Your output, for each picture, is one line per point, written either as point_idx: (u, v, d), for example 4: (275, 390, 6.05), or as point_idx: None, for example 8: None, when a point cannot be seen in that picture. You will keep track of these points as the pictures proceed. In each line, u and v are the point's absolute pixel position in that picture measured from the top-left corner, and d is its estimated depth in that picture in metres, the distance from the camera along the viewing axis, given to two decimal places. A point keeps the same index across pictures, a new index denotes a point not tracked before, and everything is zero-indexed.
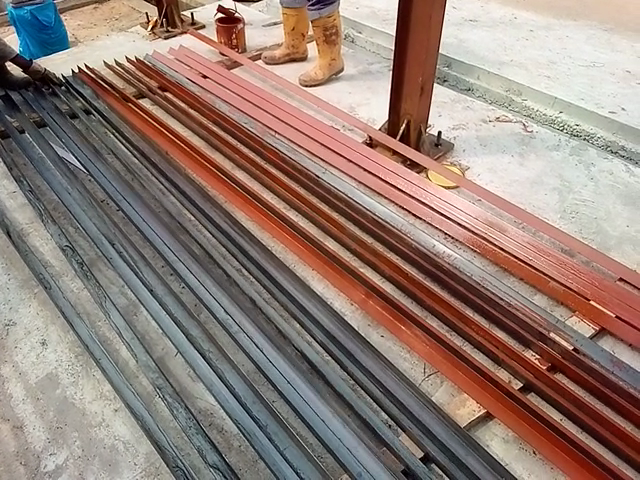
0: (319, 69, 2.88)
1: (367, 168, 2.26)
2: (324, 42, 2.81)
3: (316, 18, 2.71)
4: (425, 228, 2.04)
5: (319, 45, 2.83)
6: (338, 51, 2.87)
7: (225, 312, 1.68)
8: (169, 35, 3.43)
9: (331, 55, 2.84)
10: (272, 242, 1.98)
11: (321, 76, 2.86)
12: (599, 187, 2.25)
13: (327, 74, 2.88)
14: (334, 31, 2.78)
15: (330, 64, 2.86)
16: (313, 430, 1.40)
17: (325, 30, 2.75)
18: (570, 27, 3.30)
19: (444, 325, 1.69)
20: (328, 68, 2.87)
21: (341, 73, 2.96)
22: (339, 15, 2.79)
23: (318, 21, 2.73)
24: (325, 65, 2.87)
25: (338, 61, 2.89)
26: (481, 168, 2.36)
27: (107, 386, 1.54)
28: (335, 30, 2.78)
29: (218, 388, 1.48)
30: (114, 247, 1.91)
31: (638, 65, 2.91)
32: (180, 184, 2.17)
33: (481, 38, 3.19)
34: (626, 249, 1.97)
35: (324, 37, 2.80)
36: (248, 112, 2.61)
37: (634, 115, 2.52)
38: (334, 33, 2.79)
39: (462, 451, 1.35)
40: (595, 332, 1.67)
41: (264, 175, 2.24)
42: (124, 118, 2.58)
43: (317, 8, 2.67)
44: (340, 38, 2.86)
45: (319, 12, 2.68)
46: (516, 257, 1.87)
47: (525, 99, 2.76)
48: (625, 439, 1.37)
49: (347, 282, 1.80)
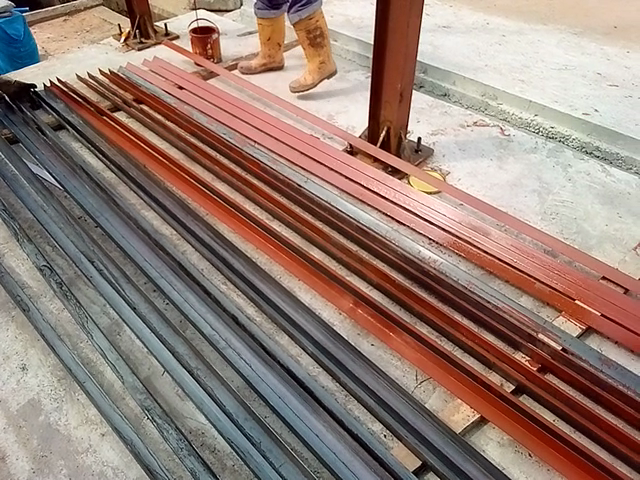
0: (309, 74, 2.86)
1: (349, 175, 2.25)
2: (309, 46, 2.80)
3: (297, 21, 2.70)
4: (410, 233, 2.04)
5: (305, 50, 2.83)
6: (327, 53, 2.84)
7: (211, 327, 1.65)
8: (143, 46, 3.39)
9: (319, 58, 2.82)
10: (257, 253, 1.95)
11: (311, 80, 2.83)
12: (577, 188, 2.29)
13: (317, 78, 2.85)
14: (318, 33, 2.76)
15: (319, 68, 2.84)
16: (308, 445, 1.38)
17: (308, 32, 2.74)
18: (540, 31, 3.36)
19: (433, 331, 1.69)
20: (318, 72, 2.85)
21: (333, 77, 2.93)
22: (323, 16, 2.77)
23: (299, 24, 2.72)
24: (315, 69, 2.85)
25: (328, 64, 2.87)
26: (461, 173, 2.38)
27: (92, 410, 1.49)
28: (319, 31, 2.76)
29: (208, 406, 1.45)
30: (94, 265, 1.86)
31: (608, 67, 2.97)
32: (160, 197, 2.13)
33: (455, 44, 3.23)
34: (607, 248, 2.00)
35: (309, 41, 2.79)
36: (226, 122, 2.58)
37: (607, 116, 2.56)
38: (318, 35, 2.77)
39: (458, 458, 1.34)
40: (582, 331, 1.68)
41: (245, 186, 2.21)
42: (100, 132, 2.53)
43: (296, 11, 2.66)
44: (327, 40, 2.84)
45: (299, 15, 2.68)
46: (501, 260, 1.88)
47: (500, 103, 2.78)
48: (618, 436, 1.39)
49: (335, 291, 1.78)
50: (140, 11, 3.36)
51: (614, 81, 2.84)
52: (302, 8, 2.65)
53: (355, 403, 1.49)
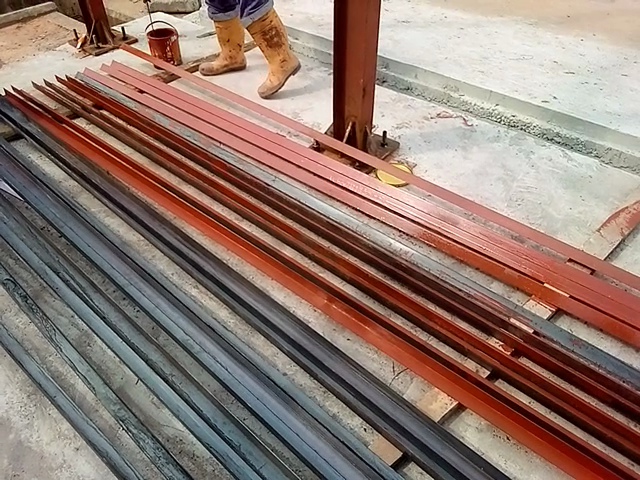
0: (273, 75, 2.82)
1: (317, 172, 2.24)
2: (268, 47, 2.78)
3: (250, 24, 2.69)
4: (380, 227, 2.05)
5: (265, 52, 2.81)
6: (286, 51, 2.81)
7: (184, 332, 1.62)
8: (100, 51, 3.32)
9: (280, 57, 2.79)
10: (227, 254, 1.93)
11: (276, 81, 2.79)
12: (540, 174, 2.33)
13: (282, 78, 2.81)
14: (274, 33, 2.75)
15: (282, 67, 2.80)
16: (289, 444, 1.37)
17: (264, 34, 2.73)
18: (497, 23, 3.42)
19: (408, 322, 1.70)
20: (281, 71, 2.81)
21: (298, 72, 2.87)
22: (276, 15, 2.75)
23: (254, 27, 2.71)
24: (277, 69, 2.81)
25: (291, 61, 2.82)
26: (428, 164, 2.40)
27: (65, 424, 1.45)
28: (275, 31, 2.75)
29: (185, 412, 1.43)
30: (60, 276, 1.81)
31: (564, 55, 3.04)
32: (125, 203, 2.09)
33: (415, 38, 3.26)
34: (571, 230, 2.05)
35: (266, 42, 2.78)
36: (190, 124, 2.54)
37: (565, 103, 2.62)
38: (274, 35, 2.76)
39: (438, 446, 1.35)
40: (552, 312, 1.72)
41: (213, 187, 2.18)
42: (59, 139, 2.46)
43: (248, 13, 2.65)
44: (285, 39, 2.82)
45: (251, 18, 2.66)
46: (470, 248, 1.90)
47: (462, 94, 2.81)
48: (591, 413, 1.42)
49: (308, 288, 1.77)
50: (96, 16, 3.29)
51: (571, 69, 2.91)
52: (254, 10, 2.64)
53: (334, 400, 1.49)
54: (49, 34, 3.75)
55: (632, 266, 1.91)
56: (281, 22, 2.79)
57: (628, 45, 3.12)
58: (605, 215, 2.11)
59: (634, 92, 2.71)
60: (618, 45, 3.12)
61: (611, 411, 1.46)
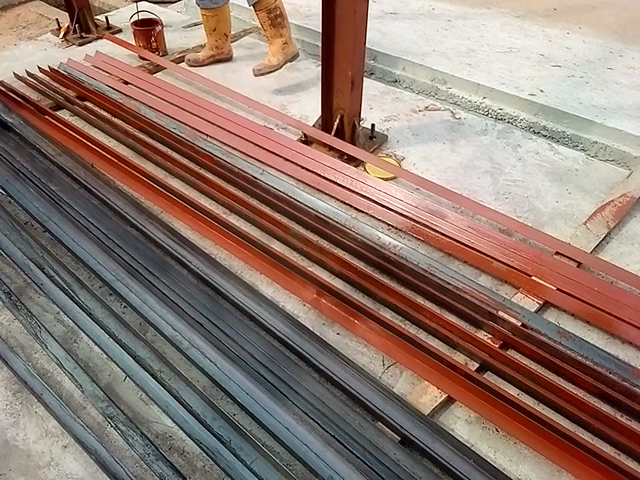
0: (273, 55, 2.95)
1: (304, 165, 2.23)
2: (271, 27, 2.85)
3: (257, 4, 2.73)
4: (369, 220, 2.05)
5: (266, 31, 2.88)
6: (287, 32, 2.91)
7: (172, 328, 1.60)
8: (83, 41, 3.26)
9: (282, 39, 2.90)
10: (216, 249, 1.92)
11: (276, 62, 2.93)
12: (527, 167, 2.34)
13: (281, 59, 2.95)
14: (278, 14, 2.81)
15: (282, 49, 2.93)
16: (279, 439, 1.37)
17: (269, 15, 2.78)
18: (484, 15, 3.42)
19: (397, 315, 1.70)
20: (281, 53, 2.95)
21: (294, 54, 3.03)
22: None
23: (260, 6, 2.75)
24: (278, 50, 2.94)
25: (291, 45, 2.96)
26: (416, 157, 2.40)
27: (52, 422, 1.43)
28: (279, 12, 2.81)
29: (174, 408, 1.42)
30: (45, 272, 1.78)
31: (551, 48, 3.06)
32: (110, 197, 2.05)
33: (402, 30, 3.24)
34: (558, 223, 2.07)
35: (269, 22, 2.83)
36: (176, 117, 2.50)
37: (552, 96, 2.63)
38: (278, 16, 2.82)
39: (429, 439, 1.36)
40: (539, 305, 1.73)
41: (200, 181, 2.16)
42: (42, 132, 2.41)
43: None
44: (287, 19, 2.89)
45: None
46: (458, 241, 1.91)
47: (450, 87, 2.81)
48: (578, 404, 1.44)
49: (297, 282, 1.77)
50: (79, 6, 3.22)
51: (557, 62, 2.93)
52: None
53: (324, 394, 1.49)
54: (30, 23, 3.67)
55: (617, 259, 1.93)
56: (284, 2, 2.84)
57: (614, 38, 3.14)
58: (591, 208, 2.13)
59: (619, 86, 2.73)
60: (604, 38, 3.14)
61: (598, 402, 1.48)
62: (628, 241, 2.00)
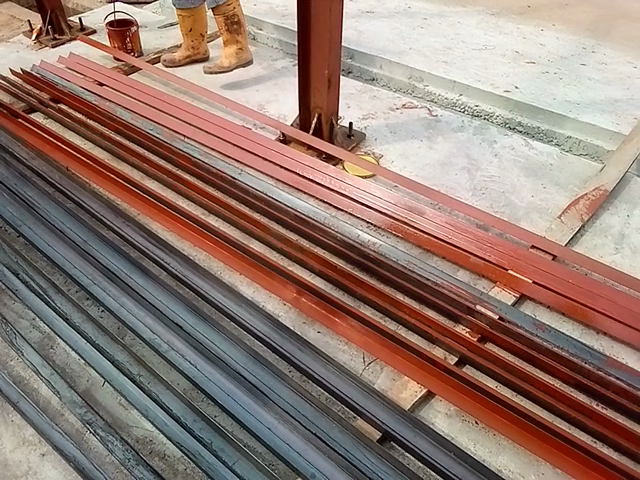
0: (226, 58, 2.95)
1: (283, 164, 2.23)
2: (227, 32, 2.87)
3: (215, 7, 2.76)
4: (348, 219, 2.06)
5: (222, 35, 2.89)
6: (244, 41, 2.94)
7: (151, 331, 1.59)
8: (56, 42, 3.21)
9: (237, 45, 2.92)
10: (194, 250, 1.91)
11: (227, 64, 2.92)
12: (503, 163, 2.37)
13: (234, 64, 2.94)
14: (235, 21, 2.83)
15: (237, 54, 2.93)
16: (261, 439, 1.37)
17: (226, 19, 2.80)
18: (460, 13, 3.45)
19: (377, 312, 1.71)
20: (235, 57, 2.94)
21: (249, 63, 3.03)
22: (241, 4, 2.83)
23: (218, 10, 2.78)
24: (232, 54, 2.93)
25: (245, 53, 2.97)
26: (394, 155, 2.41)
27: (29, 430, 1.41)
28: (236, 19, 2.83)
29: (154, 412, 1.41)
30: (19, 278, 1.75)
31: (525, 45, 3.10)
32: (86, 201, 2.03)
33: (379, 28, 3.26)
34: (534, 218, 2.10)
35: (226, 27, 2.85)
36: (152, 118, 2.48)
37: (527, 93, 2.67)
38: (235, 23, 2.84)
39: (409, 434, 1.38)
40: (516, 298, 1.76)
41: (178, 182, 2.15)
42: (15, 135, 2.37)
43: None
44: (245, 28, 2.92)
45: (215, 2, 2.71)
46: (436, 237, 1.93)
47: (427, 85, 2.84)
48: (555, 395, 1.46)
49: (276, 281, 1.77)
50: (51, 6, 3.18)
51: (532, 58, 2.97)
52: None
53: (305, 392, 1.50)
54: (2, 25, 3.61)
55: (592, 251, 1.97)
56: (244, 11, 2.87)
57: (586, 35, 3.19)
58: (566, 203, 2.17)
59: (592, 81, 2.78)
60: (576, 35, 3.19)
61: (574, 392, 1.51)
62: (602, 233, 2.04)
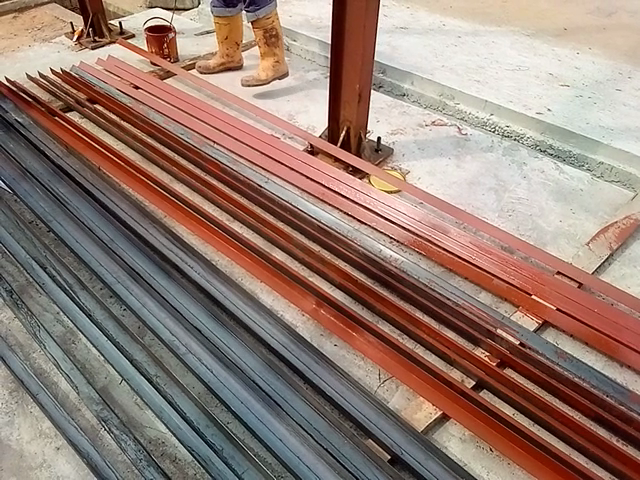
0: (263, 70, 2.90)
1: (309, 175, 2.24)
2: (265, 44, 2.82)
3: (254, 19, 2.71)
4: (371, 233, 2.06)
5: (260, 47, 2.84)
6: (281, 50, 2.86)
7: (170, 333, 1.61)
8: (96, 45, 3.29)
9: (274, 58, 2.86)
10: (217, 255, 1.92)
11: (265, 77, 2.88)
12: (532, 185, 2.34)
13: (271, 76, 2.90)
14: (274, 33, 2.78)
15: (273, 66, 2.88)
16: (271, 450, 1.36)
17: (265, 32, 2.76)
18: (495, 32, 3.44)
19: (395, 329, 1.70)
20: (272, 70, 2.89)
21: (285, 77, 2.98)
22: (279, 16, 2.79)
23: (257, 23, 2.74)
24: (269, 66, 2.88)
25: (282, 65, 2.91)
26: (421, 172, 2.40)
27: (46, 423, 1.43)
28: (275, 32, 2.79)
29: (168, 414, 1.42)
30: (47, 272, 1.79)
31: (560, 67, 3.07)
32: (115, 200, 2.07)
33: (412, 44, 3.27)
34: (561, 243, 2.06)
35: (264, 39, 2.80)
36: (184, 123, 2.52)
37: (560, 116, 2.64)
38: (273, 36, 2.79)
39: (421, 455, 1.36)
40: (539, 325, 1.73)
41: (205, 187, 2.17)
42: (51, 133, 2.44)
43: (253, 10, 2.68)
44: (282, 40, 2.87)
45: (256, 14, 2.69)
46: (460, 257, 1.91)
47: (458, 102, 2.83)
48: (574, 427, 1.43)
49: (297, 292, 1.77)
50: (93, 10, 3.26)
51: (566, 81, 2.94)
52: (259, 8, 2.66)
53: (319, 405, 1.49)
54: (46, 25, 3.72)
55: (619, 281, 1.92)
56: (281, 23, 2.82)
57: (624, 60, 3.15)
58: (595, 229, 2.13)
59: (627, 107, 2.73)
60: (614, 59, 3.15)
61: (594, 425, 1.47)
62: (630, 263, 2.00)
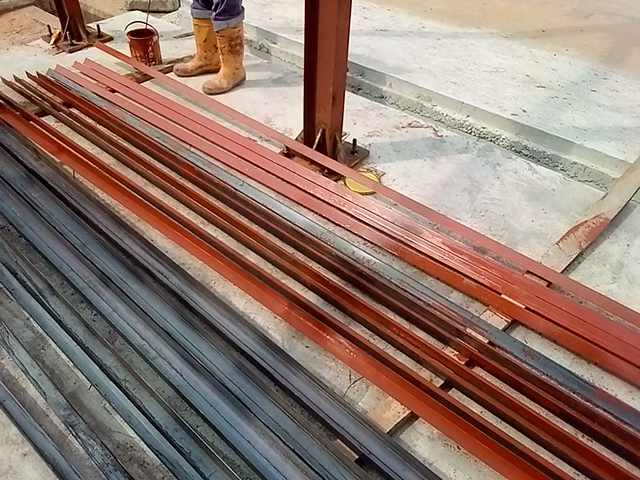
0: (223, 77, 2.90)
1: (284, 178, 2.25)
2: (228, 52, 2.82)
3: (223, 28, 2.72)
4: (345, 234, 2.07)
5: (222, 55, 2.84)
6: (241, 61, 2.90)
7: (141, 338, 1.61)
8: (74, 48, 3.28)
9: (236, 65, 2.88)
10: (190, 259, 1.92)
11: (226, 84, 2.88)
12: (505, 186, 2.37)
13: (231, 83, 2.91)
14: (239, 42, 2.82)
15: (234, 73, 2.89)
16: (240, 452, 1.37)
17: (231, 41, 2.78)
18: (474, 35, 3.47)
19: (366, 330, 1.71)
20: (232, 77, 2.90)
21: (242, 82, 3.00)
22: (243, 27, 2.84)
23: (224, 32, 2.74)
24: (229, 74, 2.89)
25: (241, 70, 2.94)
26: (396, 173, 2.42)
27: (13, 429, 1.42)
28: (239, 40, 2.83)
29: (137, 419, 1.42)
30: (17, 278, 1.78)
31: (537, 69, 3.10)
32: (88, 205, 2.06)
33: (391, 47, 3.29)
34: (532, 242, 2.09)
35: (229, 48, 2.81)
36: (160, 126, 2.52)
37: (534, 117, 2.67)
38: (239, 44, 2.83)
39: (389, 454, 1.37)
40: (508, 324, 1.75)
41: (180, 190, 2.17)
42: (25, 137, 2.42)
43: (224, 19, 2.69)
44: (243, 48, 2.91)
45: (226, 23, 2.70)
46: (432, 258, 1.93)
47: (435, 104, 2.85)
48: (539, 424, 1.45)
49: (268, 294, 1.78)
50: (70, 12, 3.24)
51: (542, 83, 2.97)
52: (231, 17, 2.70)
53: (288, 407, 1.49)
54: (24, 28, 3.69)
55: (588, 279, 1.95)
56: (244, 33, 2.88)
57: (599, 61, 3.19)
58: (566, 229, 2.16)
59: (601, 108, 2.77)
60: (589, 61, 3.19)
61: (560, 422, 1.49)
62: (600, 261, 2.03)
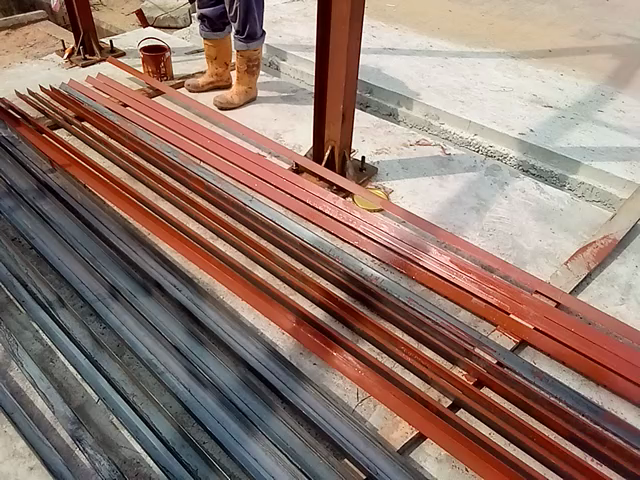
0: (235, 93, 2.93)
1: (293, 193, 2.26)
2: (245, 71, 2.86)
3: (243, 49, 2.75)
4: (353, 251, 2.08)
5: (238, 73, 2.87)
6: (254, 81, 2.94)
7: (149, 352, 1.62)
8: (87, 63, 3.33)
9: (249, 84, 2.92)
10: (199, 273, 1.93)
11: (238, 100, 2.91)
12: (513, 205, 2.38)
13: (243, 100, 2.94)
14: (257, 63, 2.86)
15: (247, 91, 2.93)
16: (247, 470, 1.37)
17: (250, 61, 2.81)
18: (481, 54, 3.51)
19: (374, 348, 1.71)
20: (244, 94, 2.94)
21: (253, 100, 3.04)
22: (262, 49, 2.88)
23: (244, 53, 2.78)
24: (242, 91, 2.92)
25: (253, 89, 2.97)
26: (404, 191, 2.44)
27: (20, 443, 1.41)
28: (258, 61, 2.86)
29: (144, 434, 1.42)
30: (27, 290, 1.79)
31: (544, 89, 3.13)
32: (98, 219, 2.08)
33: (399, 65, 3.32)
34: (540, 262, 2.09)
35: (246, 67, 2.85)
36: (171, 141, 2.55)
37: (542, 137, 2.69)
38: (256, 65, 2.87)
39: (396, 475, 1.36)
40: (516, 344, 1.75)
41: (189, 205, 2.19)
42: (38, 150, 2.45)
43: (244, 41, 2.72)
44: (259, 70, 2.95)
45: (247, 45, 2.74)
46: (440, 276, 1.93)
47: (443, 122, 2.88)
48: (548, 447, 1.44)
49: (276, 309, 1.78)
50: (85, 28, 3.30)
51: (549, 103, 2.99)
52: (251, 40, 2.73)
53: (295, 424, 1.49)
54: (38, 42, 3.75)
55: (596, 300, 1.95)
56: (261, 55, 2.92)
57: (606, 82, 3.22)
58: (574, 249, 2.16)
59: (608, 128, 2.79)
60: (596, 81, 3.22)
61: (569, 445, 1.48)
62: (608, 282, 2.03)
